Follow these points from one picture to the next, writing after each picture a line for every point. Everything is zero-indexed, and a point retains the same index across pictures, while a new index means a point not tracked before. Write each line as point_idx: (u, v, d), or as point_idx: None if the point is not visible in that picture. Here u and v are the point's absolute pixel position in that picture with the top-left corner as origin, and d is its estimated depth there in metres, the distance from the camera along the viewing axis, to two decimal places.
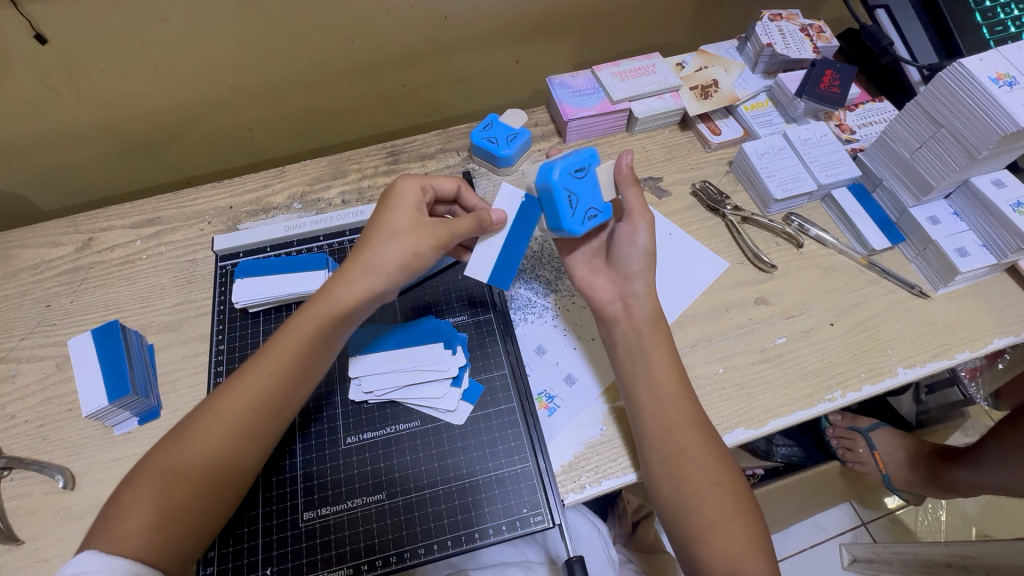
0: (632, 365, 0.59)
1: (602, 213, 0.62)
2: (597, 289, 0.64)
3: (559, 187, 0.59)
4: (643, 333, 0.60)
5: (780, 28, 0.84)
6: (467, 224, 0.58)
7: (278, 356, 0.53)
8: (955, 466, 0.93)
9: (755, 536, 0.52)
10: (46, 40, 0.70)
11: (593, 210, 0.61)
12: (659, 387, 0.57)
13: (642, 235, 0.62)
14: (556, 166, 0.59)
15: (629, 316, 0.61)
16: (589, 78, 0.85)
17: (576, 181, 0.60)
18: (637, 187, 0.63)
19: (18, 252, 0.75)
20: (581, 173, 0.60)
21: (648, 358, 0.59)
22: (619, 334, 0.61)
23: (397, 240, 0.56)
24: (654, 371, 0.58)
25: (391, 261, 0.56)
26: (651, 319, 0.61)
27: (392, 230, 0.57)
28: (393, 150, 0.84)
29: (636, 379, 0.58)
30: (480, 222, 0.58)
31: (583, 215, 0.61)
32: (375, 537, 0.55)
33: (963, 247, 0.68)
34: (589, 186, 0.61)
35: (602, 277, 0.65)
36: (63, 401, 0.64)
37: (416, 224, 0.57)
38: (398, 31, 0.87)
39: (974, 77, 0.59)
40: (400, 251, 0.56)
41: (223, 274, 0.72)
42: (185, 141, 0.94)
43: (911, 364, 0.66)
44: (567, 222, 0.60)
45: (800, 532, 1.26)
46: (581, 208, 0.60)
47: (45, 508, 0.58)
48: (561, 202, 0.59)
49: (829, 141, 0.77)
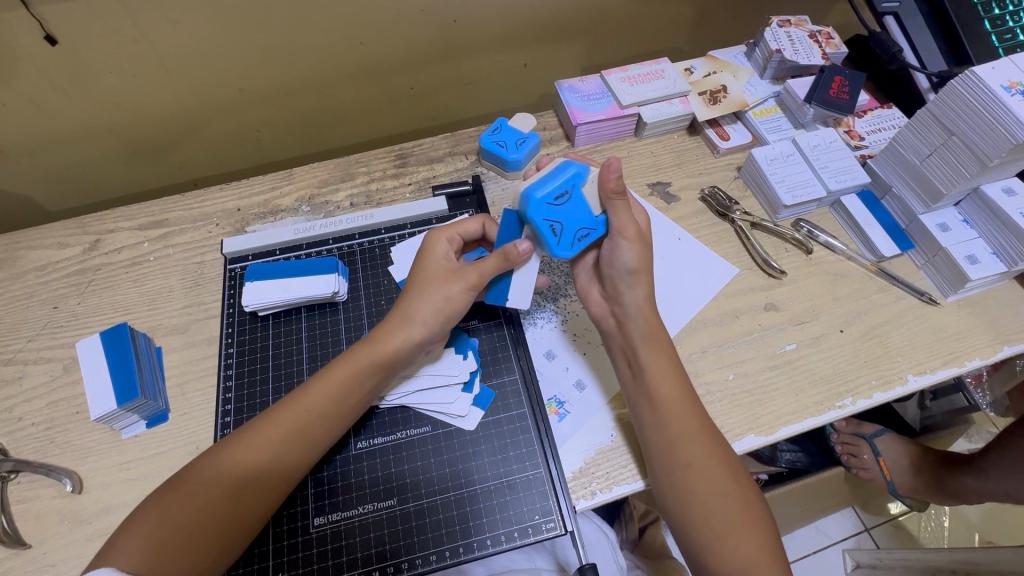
0: (633, 378, 0.59)
1: (593, 231, 0.58)
2: (592, 301, 0.64)
3: (538, 219, 0.56)
4: (639, 348, 0.59)
5: (789, 34, 0.85)
6: (494, 263, 0.57)
7: (316, 394, 0.55)
8: (961, 473, 0.93)
9: (767, 545, 0.51)
10: (56, 40, 0.70)
11: (581, 232, 0.57)
12: (664, 400, 0.56)
13: (625, 255, 0.59)
14: (536, 197, 0.55)
15: (622, 331, 0.61)
16: (598, 82, 0.85)
17: (557, 208, 0.56)
18: (626, 199, 0.57)
19: (24, 253, 0.74)
20: (563, 198, 0.56)
21: (647, 371, 0.58)
22: (616, 348, 0.61)
23: (434, 287, 0.58)
24: (660, 385, 0.57)
25: (428, 307, 0.57)
26: (647, 337, 0.59)
27: (430, 278, 0.58)
28: (402, 153, 0.84)
29: (638, 391, 0.58)
30: (505, 256, 0.56)
31: (572, 239, 0.57)
32: (386, 543, 0.55)
33: (973, 255, 0.68)
34: (573, 207, 0.57)
35: (598, 288, 0.65)
36: (70, 404, 0.64)
37: (452, 272, 0.59)
38: (407, 34, 0.87)
39: (986, 85, 0.59)
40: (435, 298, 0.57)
41: (231, 277, 0.72)
42: (192, 142, 0.94)
43: (921, 372, 0.66)
44: (554, 251, 0.57)
45: (803, 537, 1.26)
46: (568, 234, 0.57)
47: (52, 511, 0.58)
48: (545, 234, 0.56)
49: (839, 148, 0.77)
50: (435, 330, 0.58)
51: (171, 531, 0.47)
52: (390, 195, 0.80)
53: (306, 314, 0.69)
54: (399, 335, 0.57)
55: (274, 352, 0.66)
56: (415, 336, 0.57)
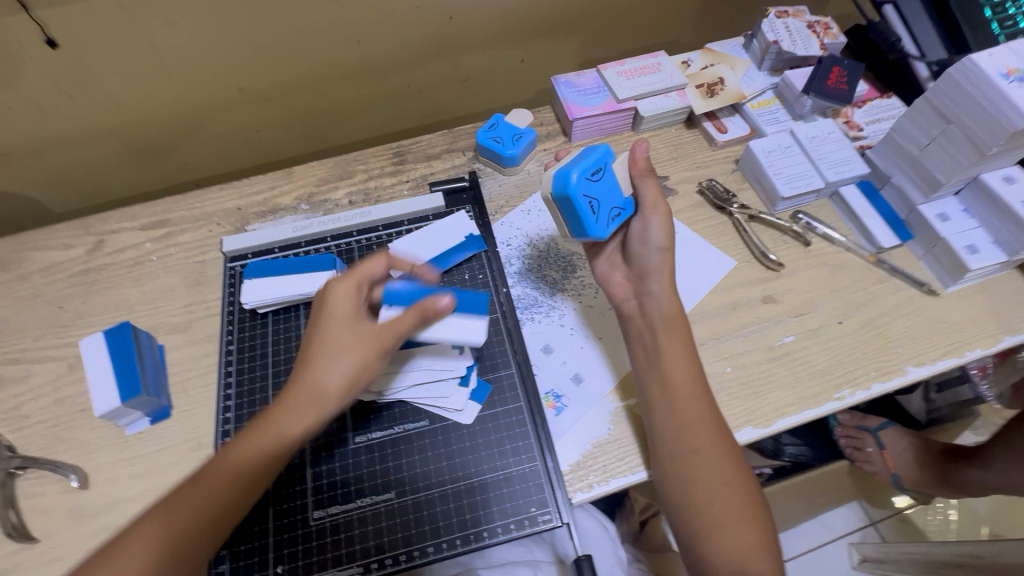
0: (647, 363, 0.59)
1: (623, 211, 0.63)
2: (613, 285, 0.66)
3: (578, 195, 0.59)
4: (658, 330, 0.60)
5: (787, 25, 0.84)
6: (415, 318, 0.54)
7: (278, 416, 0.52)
8: (967, 465, 0.92)
9: (762, 536, 0.51)
10: (57, 44, 0.71)
11: (615, 210, 0.62)
12: (676, 385, 0.56)
13: (655, 230, 0.62)
14: (577, 173, 0.58)
15: (642, 314, 0.62)
16: (595, 76, 0.84)
17: (592, 185, 0.60)
18: (653, 178, 0.63)
19: (30, 254, 0.75)
20: (596, 177, 0.61)
21: (662, 354, 0.58)
22: (634, 331, 0.62)
23: (351, 338, 0.54)
24: (673, 369, 0.57)
25: (346, 359, 0.54)
26: (669, 319, 0.60)
27: (342, 334, 0.55)
28: (399, 151, 0.84)
29: (650, 375, 0.58)
30: (423, 312, 0.54)
31: (607, 217, 0.62)
32: (384, 535, 0.55)
33: (973, 245, 0.68)
34: (607, 186, 0.62)
35: (620, 273, 0.66)
36: (76, 401, 0.65)
37: (363, 322, 0.55)
38: (403, 33, 0.87)
39: (983, 72, 0.59)
40: (355, 348, 0.54)
41: (232, 275, 0.73)
42: (193, 143, 0.95)
43: (921, 363, 0.65)
44: (593, 228, 0.61)
45: (808, 531, 1.26)
46: (604, 212, 0.61)
47: (59, 506, 0.59)
48: (583, 210, 0.59)
49: (837, 139, 0.76)
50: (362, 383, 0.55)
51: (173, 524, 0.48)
52: (387, 192, 0.81)
53: (306, 311, 0.70)
54: (345, 359, 0.54)
55: (273, 349, 0.67)
56: (359, 359, 0.54)
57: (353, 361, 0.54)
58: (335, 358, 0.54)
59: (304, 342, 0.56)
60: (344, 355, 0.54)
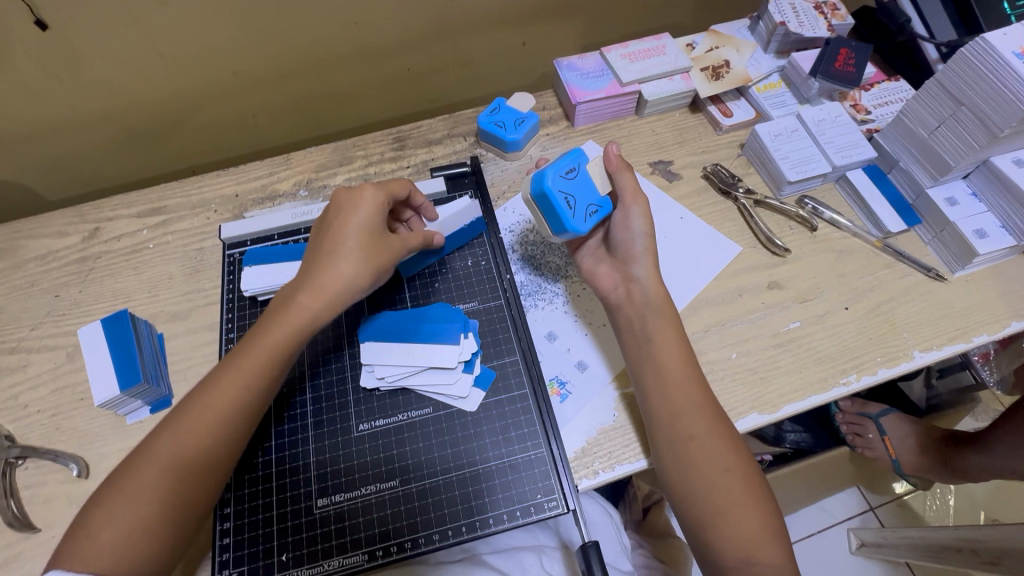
0: (637, 350, 0.59)
1: (601, 208, 0.62)
2: (600, 277, 0.65)
3: (552, 191, 0.59)
4: (647, 317, 0.59)
5: (794, 6, 0.82)
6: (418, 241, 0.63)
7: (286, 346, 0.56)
8: (967, 450, 0.92)
9: (768, 521, 0.51)
10: (47, 25, 0.69)
11: (592, 207, 0.62)
12: (670, 371, 0.56)
13: (637, 219, 0.62)
14: (547, 171, 0.59)
15: (629, 302, 0.61)
16: (598, 59, 0.83)
17: (569, 183, 0.61)
18: (630, 172, 0.63)
19: (25, 242, 0.74)
20: (572, 174, 0.61)
21: (653, 341, 0.58)
22: (624, 320, 0.61)
23: (365, 260, 0.59)
24: (664, 355, 0.57)
25: (359, 273, 0.58)
26: (657, 306, 0.60)
27: (356, 248, 0.59)
28: (399, 136, 0.83)
29: (641, 363, 0.58)
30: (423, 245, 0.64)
31: (583, 213, 0.61)
32: (389, 523, 0.55)
33: (982, 229, 0.67)
34: (582, 185, 0.62)
35: (605, 265, 0.65)
36: (75, 390, 0.64)
37: (378, 243, 0.60)
38: (402, 14, 0.85)
39: (997, 52, 0.58)
40: (369, 257, 0.59)
41: (230, 262, 0.72)
42: (189, 129, 0.93)
43: (927, 348, 0.65)
44: (570, 223, 0.60)
45: (808, 517, 1.26)
46: (580, 209, 0.61)
47: (60, 495, 0.58)
48: (558, 206, 0.60)
49: (844, 122, 0.75)
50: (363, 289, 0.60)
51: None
52: (388, 178, 0.79)
53: None
54: (342, 294, 0.58)
55: None
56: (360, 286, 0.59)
57: (353, 287, 0.58)
58: (355, 262, 0.58)
59: (318, 241, 0.60)
60: (347, 275, 0.58)
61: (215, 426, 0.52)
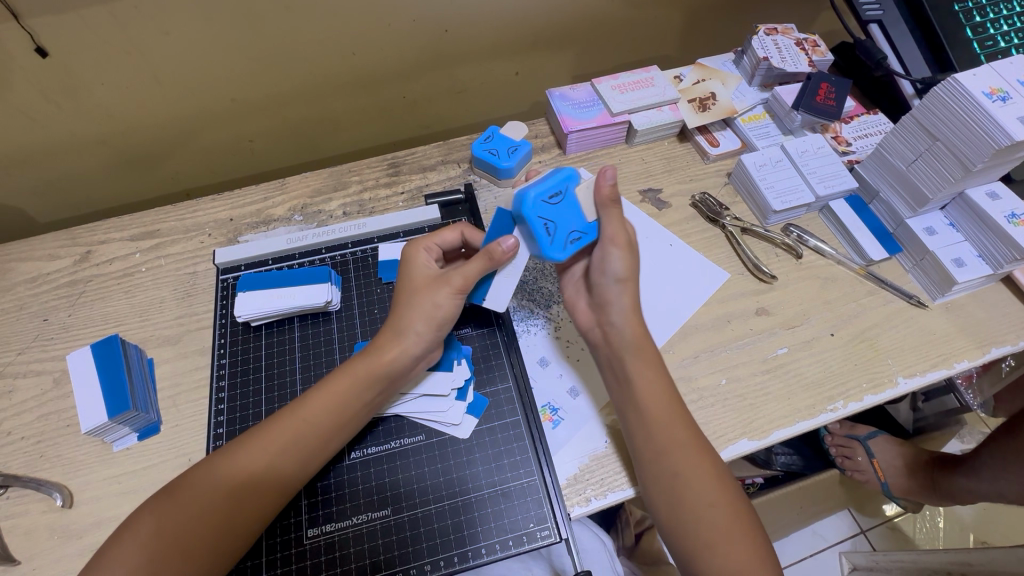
0: (620, 389, 0.59)
1: (584, 234, 0.59)
2: (579, 310, 0.64)
3: (532, 217, 0.56)
4: (626, 358, 0.59)
5: (776, 42, 0.86)
6: (481, 265, 0.57)
7: (316, 405, 0.55)
8: (954, 473, 0.93)
9: (756, 553, 0.51)
10: (47, 53, 0.70)
11: (575, 233, 0.59)
12: (652, 410, 0.56)
13: (614, 264, 0.59)
14: (527, 196, 0.55)
15: (609, 342, 0.61)
16: (589, 90, 0.85)
17: (550, 207, 0.57)
18: (617, 207, 0.59)
19: (15, 265, 0.74)
20: (556, 198, 0.58)
21: (634, 381, 0.58)
22: (604, 359, 0.61)
23: (421, 298, 0.57)
24: (646, 394, 0.57)
25: (419, 318, 0.57)
26: (634, 346, 0.59)
27: (417, 289, 0.58)
28: (394, 162, 0.84)
29: (625, 402, 0.58)
30: (489, 255, 0.56)
31: (564, 240, 0.58)
32: (380, 553, 0.54)
33: (960, 258, 0.69)
34: (566, 209, 0.58)
35: (585, 299, 0.64)
36: (61, 417, 0.63)
37: (437, 280, 0.58)
38: (400, 44, 0.87)
39: (969, 92, 0.61)
40: (429, 295, 0.58)
41: (224, 287, 0.72)
42: (186, 153, 0.94)
43: (911, 374, 0.66)
44: (549, 251, 0.57)
45: (799, 541, 1.26)
46: (560, 235, 0.58)
47: (42, 526, 0.57)
48: (537, 230, 0.56)
49: (826, 154, 0.78)
50: (428, 340, 0.58)
51: (182, 528, 0.48)
52: (382, 204, 0.80)
53: (299, 324, 0.69)
54: (395, 338, 0.57)
55: (267, 364, 0.66)
56: (413, 348, 0.57)
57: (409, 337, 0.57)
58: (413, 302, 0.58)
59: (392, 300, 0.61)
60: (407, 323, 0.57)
61: (215, 453, 0.52)
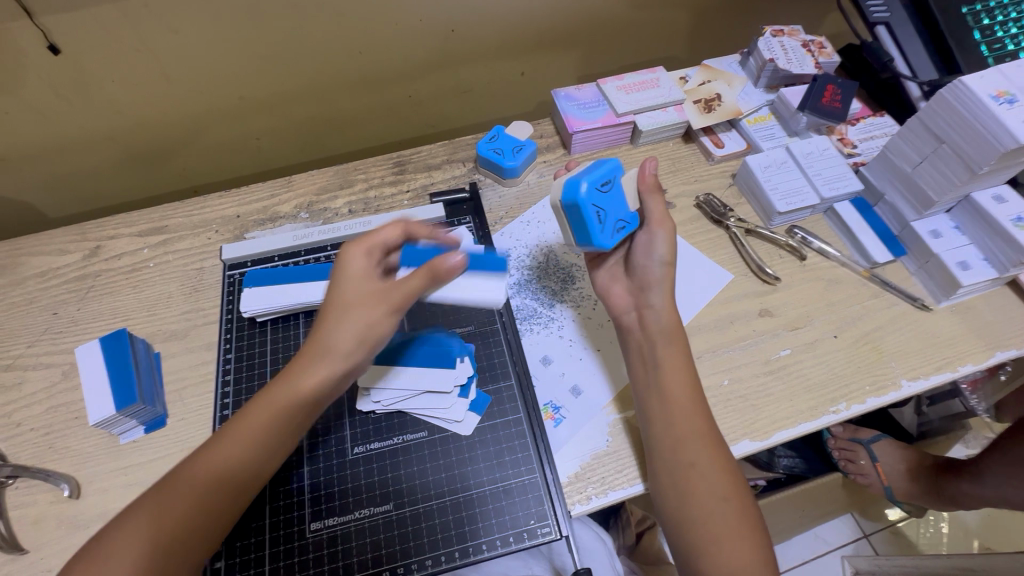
0: (645, 374, 0.59)
1: (628, 224, 0.63)
2: (614, 296, 0.66)
3: (589, 205, 0.58)
4: (657, 343, 0.60)
5: (782, 43, 0.86)
6: (423, 280, 0.53)
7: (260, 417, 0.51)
8: (957, 478, 0.93)
9: (759, 550, 0.52)
10: (59, 50, 0.71)
11: (620, 223, 0.62)
12: (673, 397, 0.57)
13: (660, 246, 0.62)
14: (586, 183, 0.58)
15: (642, 326, 0.62)
16: (594, 90, 0.86)
17: (602, 196, 0.60)
18: (660, 194, 0.64)
19: (26, 259, 0.75)
20: (607, 188, 0.60)
21: (659, 366, 0.59)
22: (633, 343, 0.62)
23: (353, 312, 0.53)
24: (670, 380, 0.57)
25: (347, 335, 0.52)
26: (668, 330, 0.61)
27: (349, 302, 0.53)
28: (399, 161, 0.85)
29: (648, 389, 0.59)
30: (432, 272, 0.53)
31: (611, 229, 0.61)
32: (381, 548, 0.55)
33: (965, 261, 0.69)
34: (615, 199, 0.61)
35: (621, 284, 0.66)
36: (69, 409, 0.64)
37: (373, 294, 0.54)
38: (406, 43, 0.88)
39: (976, 95, 0.60)
40: (365, 310, 0.53)
41: (231, 283, 0.73)
42: (195, 150, 0.95)
43: (915, 377, 0.66)
44: (599, 238, 0.60)
45: (801, 544, 1.26)
46: (609, 224, 0.61)
47: (49, 516, 0.58)
48: (590, 220, 0.59)
49: (831, 155, 0.78)
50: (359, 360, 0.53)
51: None
52: (388, 202, 0.81)
53: (304, 320, 0.70)
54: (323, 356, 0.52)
55: (272, 359, 0.67)
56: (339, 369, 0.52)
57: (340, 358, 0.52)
58: (342, 315, 0.53)
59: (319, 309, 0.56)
60: (338, 339, 0.52)
61: None
